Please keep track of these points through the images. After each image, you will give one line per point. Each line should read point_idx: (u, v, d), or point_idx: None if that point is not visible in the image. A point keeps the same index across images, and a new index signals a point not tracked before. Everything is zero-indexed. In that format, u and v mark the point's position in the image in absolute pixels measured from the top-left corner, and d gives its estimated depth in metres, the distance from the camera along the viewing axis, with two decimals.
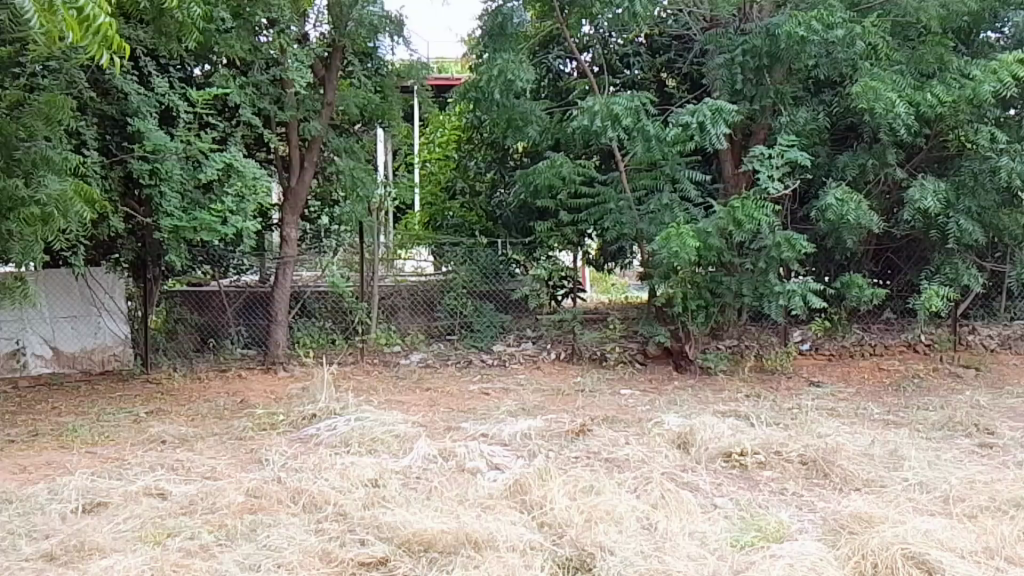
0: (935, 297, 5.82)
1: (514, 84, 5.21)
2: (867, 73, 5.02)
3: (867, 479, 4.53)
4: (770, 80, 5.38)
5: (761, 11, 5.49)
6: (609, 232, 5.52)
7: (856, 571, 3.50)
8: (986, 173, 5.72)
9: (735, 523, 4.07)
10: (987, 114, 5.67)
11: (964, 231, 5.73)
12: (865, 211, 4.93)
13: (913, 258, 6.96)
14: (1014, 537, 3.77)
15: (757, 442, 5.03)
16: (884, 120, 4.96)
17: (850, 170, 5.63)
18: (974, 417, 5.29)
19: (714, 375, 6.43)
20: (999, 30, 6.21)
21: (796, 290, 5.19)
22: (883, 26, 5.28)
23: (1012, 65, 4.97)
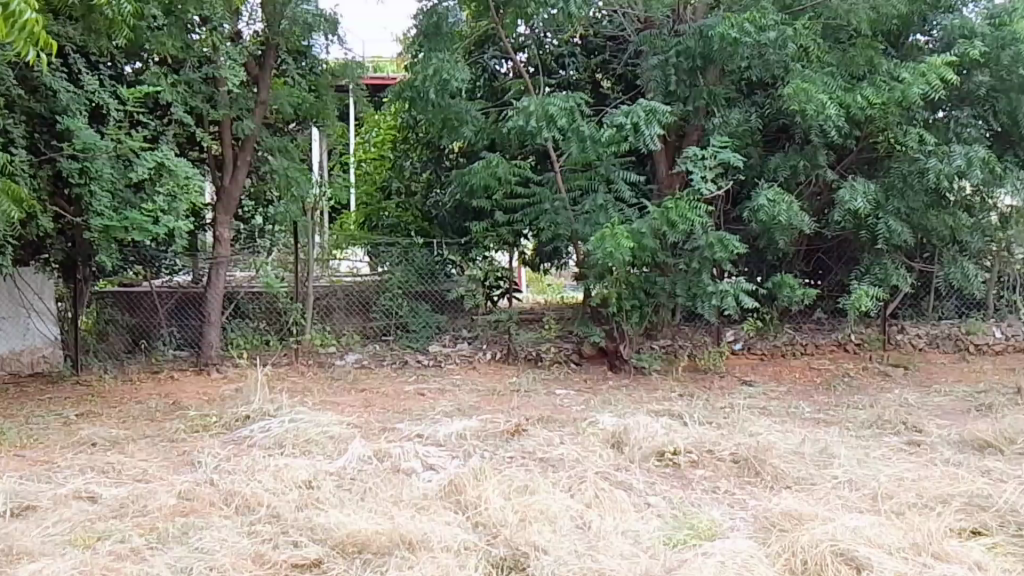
0: (864, 297, 5.87)
1: (450, 84, 5.22)
2: (798, 75, 5.11)
3: (798, 477, 4.56)
4: (704, 81, 5.48)
5: (695, 13, 5.55)
6: (543, 232, 5.57)
7: (787, 569, 3.55)
8: (915, 174, 5.85)
9: (668, 521, 4.10)
10: (914, 117, 5.84)
11: (893, 232, 5.90)
12: (797, 211, 5.03)
13: (844, 258, 7.11)
14: (941, 533, 3.82)
15: (690, 441, 5.05)
16: (817, 122, 5.02)
17: (781, 172, 5.69)
18: (903, 415, 5.39)
19: (648, 375, 6.45)
20: (927, 34, 6.36)
21: (729, 290, 5.27)
22: (815, 28, 5.35)
23: (940, 68, 5.06)
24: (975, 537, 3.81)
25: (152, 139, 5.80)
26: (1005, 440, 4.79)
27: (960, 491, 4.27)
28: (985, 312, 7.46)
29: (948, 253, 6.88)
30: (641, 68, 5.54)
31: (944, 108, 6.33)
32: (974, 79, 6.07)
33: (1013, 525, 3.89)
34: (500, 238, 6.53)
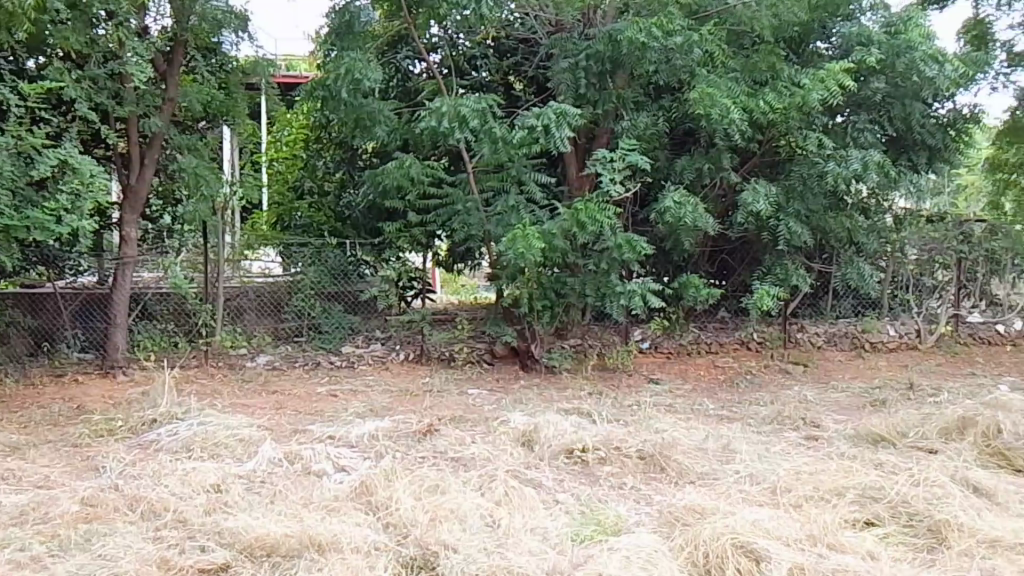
0: (765, 297, 6.12)
1: (362, 83, 5.28)
2: (703, 80, 5.30)
3: (702, 473, 4.66)
4: (613, 84, 5.65)
5: (604, 17, 5.65)
6: (456, 233, 5.61)
7: (688, 563, 3.66)
8: (814, 177, 6.02)
9: (576, 518, 4.18)
10: (814, 121, 6.03)
11: (793, 233, 6.08)
12: (702, 213, 5.27)
13: (746, 259, 7.33)
14: (835, 524, 3.98)
15: (598, 438, 5.14)
16: (721, 126, 5.19)
17: (687, 174, 5.89)
18: (802, 412, 5.59)
19: (559, 374, 6.54)
20: (828, 40, 6.55)
21: (637, 290, 5.44)
22: (719, 34, 5.52)
23: (838, 74, 5.25)
24: (868, 528, 3.98)
25: (54, 135, 5.79)
26: (896, 434, 5.01)
27: (854, 484, 4.41)
28: (880, 311, 7.85)
29: (845, 255, 7.19)
30: (552, 70, 5.63)
31: (845, 112, 6.61)
32: (870, 85, 6.30)
33: (902, 515, 4.08)
34: (412, 237, 6.72)
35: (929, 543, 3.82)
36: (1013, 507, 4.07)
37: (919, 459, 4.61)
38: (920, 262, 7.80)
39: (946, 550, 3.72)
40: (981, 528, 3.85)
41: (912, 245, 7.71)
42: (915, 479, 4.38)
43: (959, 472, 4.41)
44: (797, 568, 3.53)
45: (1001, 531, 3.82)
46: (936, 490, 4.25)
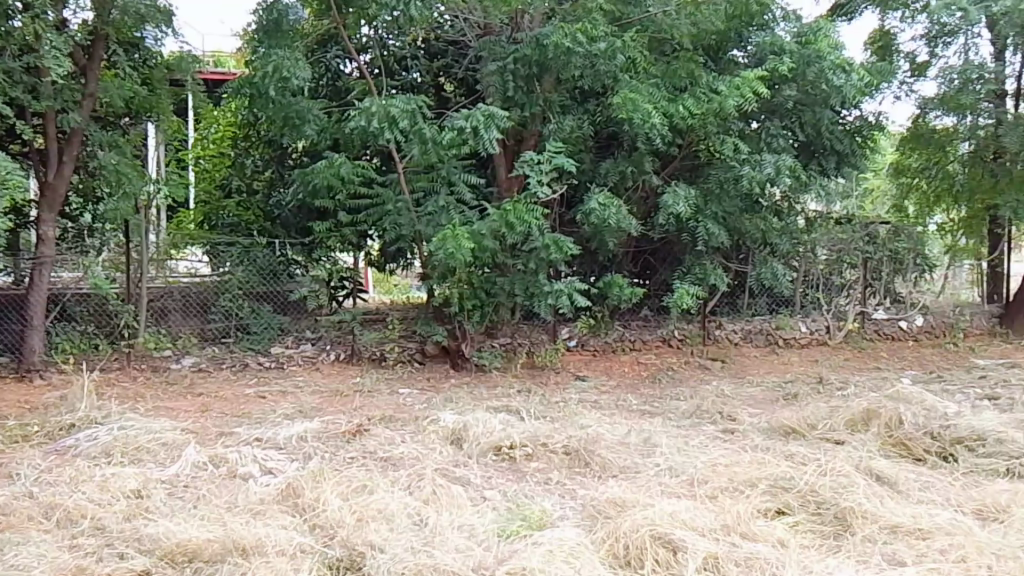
0: (685, 296, 6.40)
1: (290, 81, 5.26)
2: (626, 85, 5.48)
3: (624, 467, 4.79)
4: (540, 88, 5.75)
5: (532, 21, 5.74)
6: (387, 233, 5.63)
7: (610, 555, 3.75)
8: (730, 180, 6.31)
9: (502, 514, 4.23)
10: (730, 126, 6.23)
11: (711, 234, 6.39)
12: (625, 215, 5.43)
13: (667, 259, 7.53)
14: (749, 514, 4.14)
15: (526, 434, 5.22)
16: (643, 130, 5.37)
17: (611, 177, 6.03)
18: (720, 405, 5.81)
19: (488, 373, 6.61)
20: (743, 49, 6.82)
21: (563, 290, 5.57)
22: (641, 41, 5.69)
23: (753, 82, 5.48)
24: (779, 517, 4.16)
25: None
26: (807, 426, 5.25)
27: (766, 474, 4.59)
28: (793, 309, 8.10)
29: (759, 255, 7.67)
30: (481, 72, 5.70)
31: (758, 118, 6.82)
32: (782, 93, 6.57)
33: (811, 504, 4.27)
34: (342, 238, 6.62)
35: (836, 530, 4.02)
36: (912, 494, 4.31)
37: (827, 451, 4.82)
38: (829, 262, 8.10)
39: (850, 536, 3.93)
40: (883, 515, 4.08)
41: (822, 246, 8.04)
42: (823, 469, 4.58)
43: (863, 462, 4.64)
44: (711, 557, 3.66)
45: (901, 516, 4.05)
46: (842, 480, 4.46)
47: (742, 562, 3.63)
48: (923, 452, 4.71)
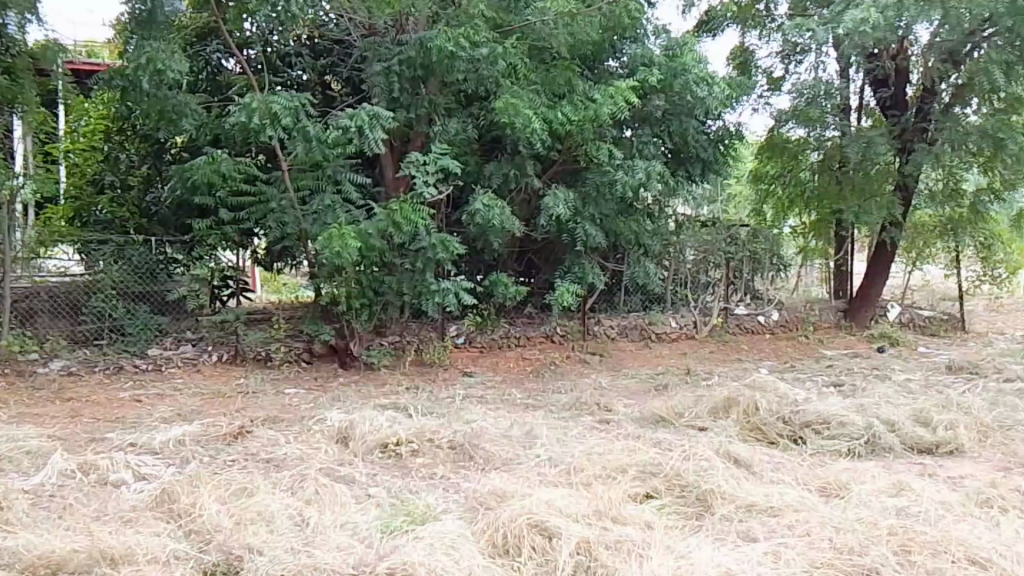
0: (567, 293, 6.78)
1: (165, 74, 5.20)
2: (508, 90, 5.72)
3: (507, 459, 4.96)
4: (425, 90, 5.92)
5: (416, 24, 5.83)
6: (270, 231, 5.60)
7: (489, 544, 3.90)
8: (607, 185, 6.65)
9: (386, 510, 4.29)
10: (604, 134, 6.63)
11: (588, 236, 6.75)
12: (508, 215, 5.78)
13: (549, 259, 7.76)
14: (620, 499, 4.39)
15: (412, 431, 5.30)
16: (524, 134, 5.66)
17: (495, 179, 6.25)
18: (597, 397, 6.10)
19: (377, 371, 6.65)
20: (618, 59, 7.05)
21: (449, 289, 5.81)
22: (521, 48, 5.92)
23: (625, 91, 5.85)
24: (648, 501, 4.43)
25: None
26: (674, 415, 5.60)
27: (637, 461, 4.88)
28: (663, 305, 8.53)
29: (633, 255, 7.87)
30: (366, 72, 5.79)
31: (631, 126, 7.16)
32: (652, 103, 6.89)
33: (677, 487, 4.57)
34: (223, 236, 6.53)
35: (699, 510, 4.33)
36: (766, 475, 4.70)
37: (691, 437, 5.18)
38: (696, 262, 8.52)
39: (711, 516, 4.26)
40: (740, 496, 4.44)
41: (690, 247, 8.45)
42: (687, 454, 4.92)
43: (723, 447, 5.01)
44: (584, 542, 3.85)
45: (756, 496, 4.42)
46: (703, 463, 4.80)
47: (611, 545, 3.86)
48: (776, 436, 5.15)
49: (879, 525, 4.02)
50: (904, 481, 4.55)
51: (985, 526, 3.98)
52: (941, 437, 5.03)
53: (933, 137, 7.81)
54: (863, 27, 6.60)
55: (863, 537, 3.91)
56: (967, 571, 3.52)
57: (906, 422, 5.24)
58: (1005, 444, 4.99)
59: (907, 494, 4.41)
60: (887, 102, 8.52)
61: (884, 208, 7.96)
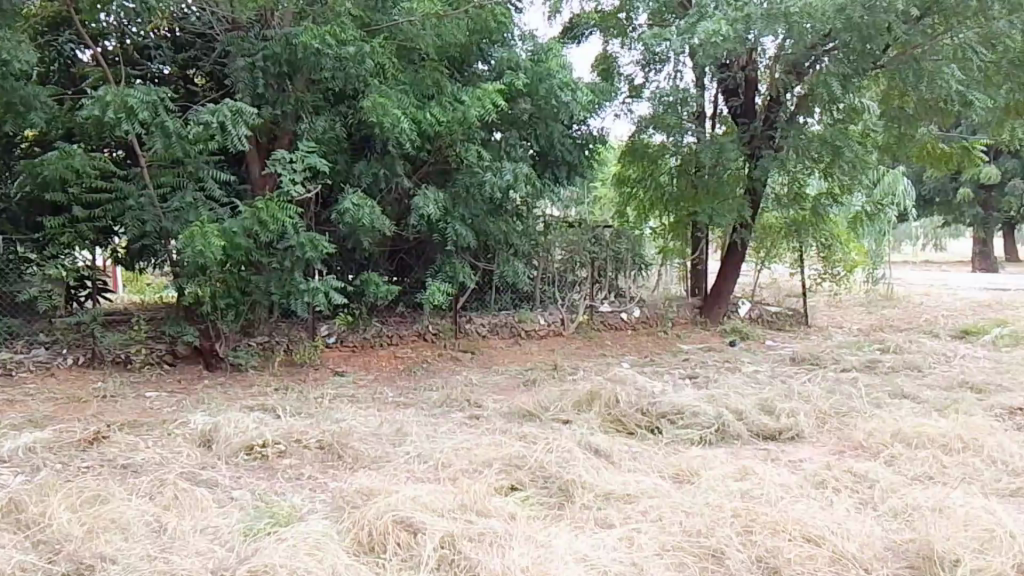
0: (436, 292, 6.97)
1: (10, 64, 5.05)
2: (376, 89, 5.88)
3: (375, 457, 4.98)
4: (292, 87, 6.02)
5: (282, 20, 5.88)
6: (129, 228, 5.73)
7: (354, 543, 3.91)
8: (475, 185, 6.81)
9: (250, 512, 4.20)
10: (474, 136, 6.80)
11: (459, 235, 6.88)
12: (378, 215, 5.94)
13: (422, 258, 7.86)
14: (486, 492, 4.49)
15: (280, 432, 5.28)
16: (394, 134, 5.80)
17: (364, 178, 6.43)
18: (468, 393, 6.25)
19: (244, 372, 6.62)
20: (486, 63, 7.35)
21: (319, 287, 5.98)
22: (390, 49, 6.10)
23: (492, 94, 6.07)
24: (513, 493, 4.55)
25: None
26: (541, 409, 5.80)
27: (503, 455, 5.01)
28: (533, 303, 8.74)
29: (502, 255, 7.96)
30: (230, 67, 5.83)
31: (499, 129, 7.30)
32: (519, 106, 7.04)
33: (540, 479, 4.73)
34: (79, 235, 6.28)
35: (560, 500, 4.49)
36: (624, 464, 4.92)
37: (554, 431, 5.35)
38: (563, 261, 8.74)
39: (573, 504, 4.43)
40: (599, 484, 4.63)
41: (557, 247, 8.66)
42: (550, 447, 5.10)
43: (584, 440, 5.21)
44: (447, 536, 3.92)
45: (614, 485, 4.62)
46: (565, 455, 4.98)
47: (474, 538, 3.94)
48: (633, 427, 5.41)
49: (724, 508, 4.29)
50: (749, 467, 4.82)
51: (818, 506, 4.29)
52: (784, 424, 5.41)
53: (780, 144, 8.23)
54: (715, 38, 6.69)
55: (711, 520, 4.16)
56: (801, 548, 3.81)
57: (752, 410, 5.62)
58: (839, 428, 5.42)
59: (750, 478, 4.68)
60: (737, 110, 8.92)
61: (736, 211, 8.33)
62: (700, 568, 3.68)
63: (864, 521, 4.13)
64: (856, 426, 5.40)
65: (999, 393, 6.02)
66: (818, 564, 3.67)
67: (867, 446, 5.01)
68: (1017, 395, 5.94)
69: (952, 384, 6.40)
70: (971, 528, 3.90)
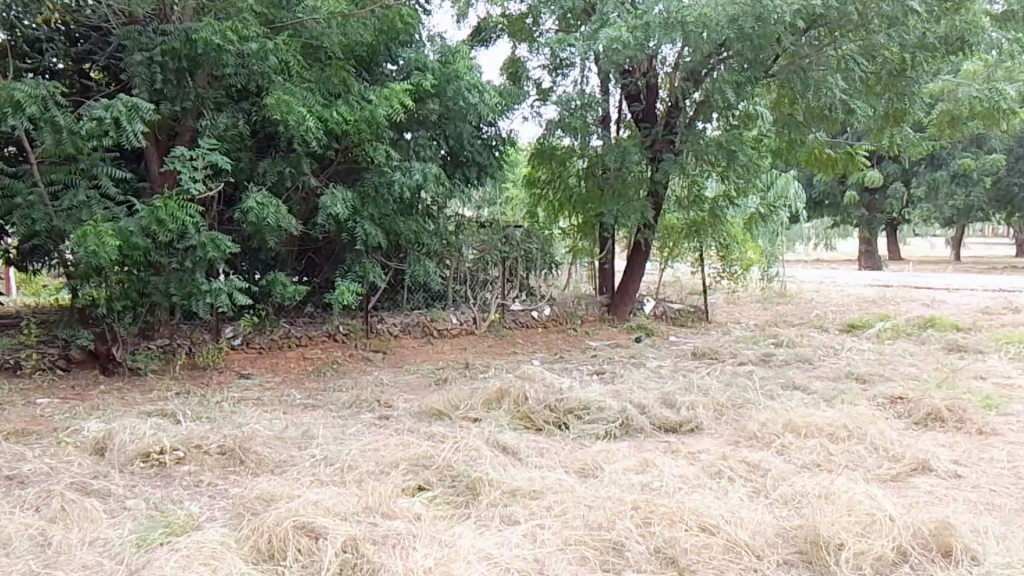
0: (346, 293, 6.87)
1: None
2: (279, 87, 5.90)
3: (279, 462, 4.90)
4: (193, 83, 5.97)
5: (182, 14, 5.81)
6: (17, 226, 5.56)
7: (253, 551, 3.78)
8: (384, 185, 6.89)
9: (144, 522, 4.03)
10: (382, 135, 6.80)
11: (369, 235, 6.91)
12: (283, 214, 5.96)
13: (331, 258, 7.90)
14: (392, 494, 4.45)
15: (178, 438, 5.15)
16: (299, 132, 5.81)
17: (269, 176, 6.44)
18: (378, 393, 6.25)
19: (142, 376, 6.44)
20: (395, 63, 7.38)
21: (221, 288, 5.98)
22: (294, 45, 6.11)
23: (400, 94, 6.27)
24: (419, 493, 4.54)
25: None
26: (451, 408, 5.84)
27: (410, 455, 5.00)
28: (445, 302, 8.93)
29: (414, 255, 8.13)
30: (126, 61, 5.73)
31: (409, 130, 7.39)
32: (426, 106, 7.20)
33: (447, 478, 4.75)
34: None
35: (466, 498, 4.51)
36: (531, 460, 4.99)
37: (464, 430, 5.39)
38: (475, 261, 8.85)
39: (478, 502, 4.45)
40: (506, 482, 4.67)
41: (469, 247, 8.75)
42: (458, 446, 5.14)
43: (492, 436, 5.28)
44: (351, 540, 3.84)
45: (520, 481, 4.67)
46: (472, 454, 5.03)
47: (378, 540, 3.89)
48: (541, 423, 5.51)
49: (625, 501, 4.39)
50: (650, 459, 4.98)
51: (713, 496, 4.45)
52: (684, 417, 5.63)
53: (678, 148, 8.59)
54: (615, 45, 6.95)
55: (612, 513, 4.24)
56: (697, 538, 3.93)
57: (655, 405, 5.82)
58: (735, 419, 5.68)
59: (651, 471, 4.83)
60: (640, 115, 9.24)
61: (640, 212, 8.55)
62: (600, 561, 3.75)
63: (756, 509, 4.30)
64: (751, 416, 5.66)
65: (880, 383, 6.49)
66: (713, 553, 3.80)
67: (760, 436, 5.25)
68: (895, 384, 6.43)
69: (839, 375, 6.85)
70: (854, 513, 4.10)
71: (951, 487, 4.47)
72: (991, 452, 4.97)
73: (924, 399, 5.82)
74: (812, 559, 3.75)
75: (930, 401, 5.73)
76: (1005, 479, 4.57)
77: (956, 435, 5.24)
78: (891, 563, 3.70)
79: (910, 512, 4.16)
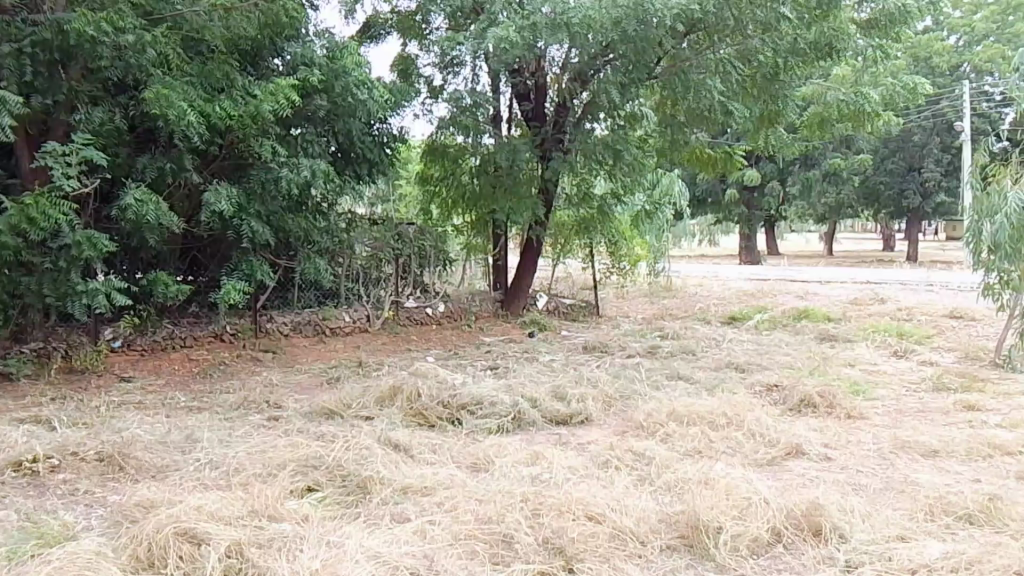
0: (232, 292, 6.79)
1: None
2: (158, 80, 6.01)
3: (160, 466, 4.76)
4: (66, 76, 5.90)
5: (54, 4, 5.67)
6: None
7: (130, 560, 3.57)
8: (271, 182, 6.82)
9: (11, 535, 3.78)
10: (268, 130, 6.77)
11: (255, 232, 6.86)
12: (164, 212, 5.93)
13: (216, 257, 7.79)
14: (280, 496, 4.32)
15: (52, 445, 4.94)
16: (180, 125, 5.80)
17: (148, 172, 6.38)
18: (268, 393, 6.22)
19: (15, 381, 6.25)
20: (281, 57, 7.43)
21: (98, 289, 5.90)
22: (173, 39, 6.21)
23: (286, 90, 6.33)
24: (309, 494, 4.42)
25: None
26: (343, 407, 5.86)
27: (300, 456, 4.91)
28: (338, 300, 8.89)
29: (303, 253, 8.11)
30: None
31: (297, 125, 7.44)
32: (314, 102, 7.22)
33: (338, 478, 4.69)
34: None
35: (356, 498, 4.43)
36: (421, 457, 5.00)
37: (353, 429, 5.38)
38: (367, 258, 8.93)
39: (369, 501, 4.39)
40: (396, 480, 4.65)
41: (361, 243, 8.82)
42: (348, 445, 5.11)
43: (384, 435, 5.28)
44: (234, 544, 3.68)
45: (413, 479, 4.65)
46: (362, 453, 5.00)
47: (262, 544, 3.76)
48: (434, 419, 5.56)
49: (515, 493, 4.39)
50: (540, 452, 5.07)
51: (600, 485, 4.52)
52: (574, 409, 5.79)
53: (568, 147, 8.80)
54: (503, 44, 7.00)
55: (503, 506, 4.24)
56: (585, 527, 3.95)
57: (547, 399, 5.97)
58: (622, 411, 5.89)
59: (541, 462, 4.91)
60: (530, 114, 9.28)
61: (532, 209, 8.81)
62: (489, 554, 3.73)
63: (640, 496, 4.40)
64: (638, 407, 5.88)
65: (759, 371, 6.88)
66: (600, 541, 3.84)
67: (646, 426, 5.43)
68: (772, 372, 6.83)
69: (721, 365, 7.23)
70: (732, 497, 4.24)
71: (823, 469, 4.71)
72: (859, 434, 5.30)
73: (797, 386, 6.18)
74: (694, 543, 3.85)
75: (803, 388, 6.09)
76: (871, 460, 4.86)
77: (826, 419, 5.58)
78: (765, 544, 3.85)
79: (785, 494, 4.33)
